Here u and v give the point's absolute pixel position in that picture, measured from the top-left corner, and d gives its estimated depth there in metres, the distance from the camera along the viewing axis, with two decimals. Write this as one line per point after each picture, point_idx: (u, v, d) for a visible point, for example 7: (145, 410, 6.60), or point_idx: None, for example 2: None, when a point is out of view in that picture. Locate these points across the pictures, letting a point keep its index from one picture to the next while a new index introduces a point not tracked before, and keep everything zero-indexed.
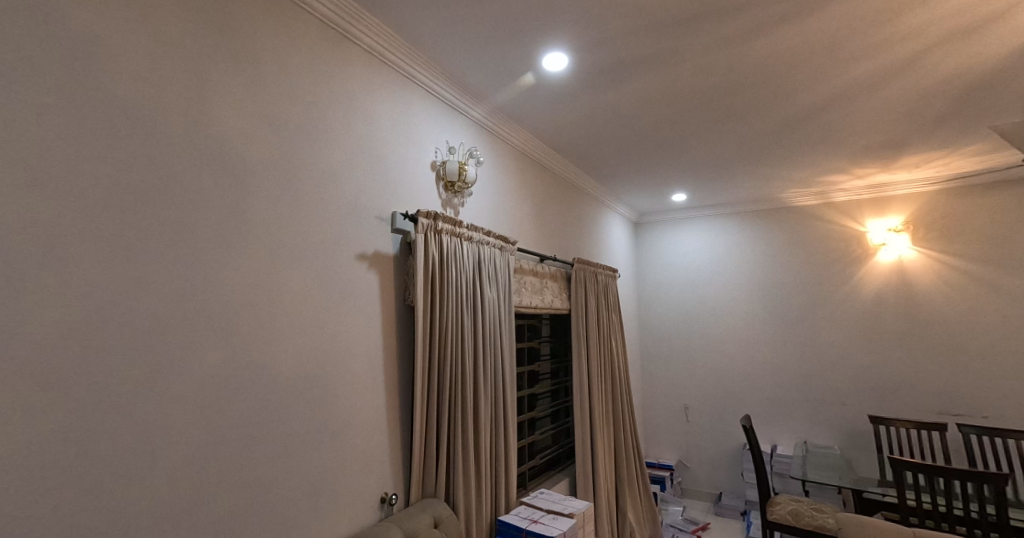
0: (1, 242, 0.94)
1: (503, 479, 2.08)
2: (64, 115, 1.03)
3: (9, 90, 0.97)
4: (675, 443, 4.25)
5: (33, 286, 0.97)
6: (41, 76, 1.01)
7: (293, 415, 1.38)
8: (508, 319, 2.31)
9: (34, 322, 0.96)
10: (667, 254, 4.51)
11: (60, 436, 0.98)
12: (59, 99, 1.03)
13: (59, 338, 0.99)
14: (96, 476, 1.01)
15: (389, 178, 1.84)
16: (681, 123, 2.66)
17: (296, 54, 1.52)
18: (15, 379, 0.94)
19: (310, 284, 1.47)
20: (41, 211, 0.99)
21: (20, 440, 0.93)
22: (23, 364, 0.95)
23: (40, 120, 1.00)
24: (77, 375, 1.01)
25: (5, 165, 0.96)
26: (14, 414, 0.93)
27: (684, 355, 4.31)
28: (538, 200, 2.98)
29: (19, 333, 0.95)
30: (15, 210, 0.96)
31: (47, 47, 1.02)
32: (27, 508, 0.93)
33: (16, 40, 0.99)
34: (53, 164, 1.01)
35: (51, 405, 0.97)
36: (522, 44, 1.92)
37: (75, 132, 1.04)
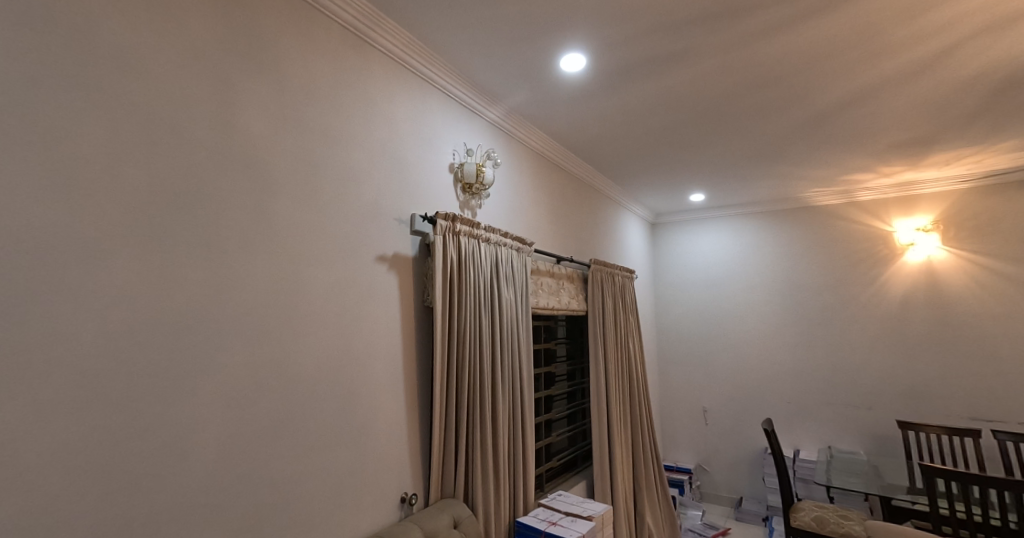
0: (42, 244, 0.97)
1: (520, 479, 2.09)
2: (100, 121, 1.06)
3: (50, 97, 1.00)
4: (693, 447, 4.20)
5: (71, 287, 1.00)
6: (79, 83, 1.04)
7: (315, 415, 1.40)
8: (525, 320, 2.32)
9: (73, 321, 1.00)
10: (684, 255, 4.46)
11: (98, 435, 1.01)
12: (96, 106, 1.06)
13: (96, 338, 1.02)
14: (130, 473, 1.04)
15: (408, 181, 1.86)
16: (700, 123, 2.63)
17: (319, 59, 1.55)
18: (55, 377, 0.97)
19: (331, 285, 1.50)
20: (79, 214, 1.02)
21: (60, 436, 0.96)
22: (62, 362, 0.98)
23: (78, 126, 1.03)
24: (113, 374, 1.04)
25: (46, 169, 0.99)
26: (54, 411, 0.96)
27: (703, 358, 4.26)
28: (555, 201, 2.98)
29: (58, 333, 0.98)
30: (55, 212, 0.99)
31: (84, 55, 1.05)
32: (66, 502, 0.96)
33: (57, 48, 1.02)
34: (91, 169, 1.04)
35: (88, 403, 1.00)
36: (541, 46, 1.93)
37: (110, 139, 1.07)
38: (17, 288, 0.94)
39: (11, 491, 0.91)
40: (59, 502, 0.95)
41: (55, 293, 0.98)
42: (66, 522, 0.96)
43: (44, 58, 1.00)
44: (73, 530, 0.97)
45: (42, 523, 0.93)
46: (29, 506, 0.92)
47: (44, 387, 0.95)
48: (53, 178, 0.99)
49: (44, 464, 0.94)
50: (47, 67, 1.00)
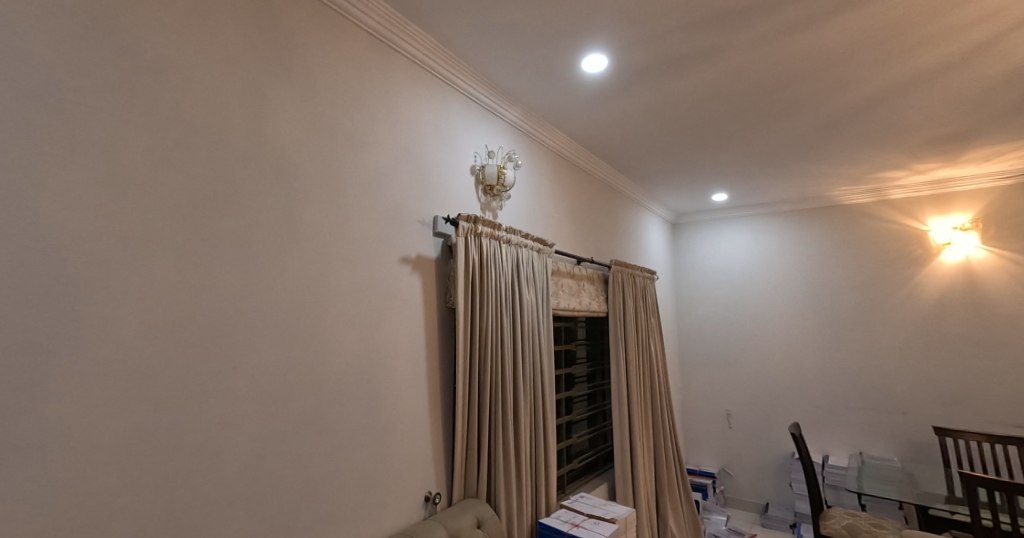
0: (91, 247, 1.01)
1: (542, 480, 2.09)
2: (144, 129, 1.10)
3: (98, 107, 1.04)
4: (716, 450, 4.13)
5: (117, 288, 1.04)
6: (123, 92, 1.08)
7: (342, 415, 1.43)
8: (546, 321, 2.32)
9: (117, 322, 1.03)
10: (706, 256, 4.40)
11: (142, 432, 1.04)
12: (138, 114, 1.10)
13: (138, 339, 1.06)
14: (171, 468, 1.08)
15: (431, 183, 1.88)
16: (724, 121, 2.60)
17: (345, 64, 1.58)
18: (101, 376, 1.00)
19: (357, 287, 1.52)
20: (123, 218, 1.06)
21: (106, 433, 1.00)
22: (108, 361, 1.01)
23: (123, 134, 1.07)
24: (154, 373, 1.07)
25: (92, 176, 1.02)
26: (100, 408, 1.00)
27: (726, 361, 4.19)
28: (575, 202, 2.97)
29: (105, 333, 1.01)
30: (101, 217, 1.03)
31: (128, 66, 1.09)
32: (111, 497, 1.00)
33: (102, 60, 1.06)
34: (134, 175, 1.08)
35: (131, 401, 1.04)
36: (565, 48, 1.93)
37: (152, 146, 1.11)
38: (66, 291, 0.98)
39: (60, 487, 0.94)
40: (104, 498, 0.99)
41: (101, 296, 1.02)
42: (110, 517, 0.99)
43: (91, 70, 1.04)
44: (117, 523, 1.00)
45: (88, 517, 0.97)
46: (76, 502, 0.96)
47: (90, 386, 0.99)
48: (98, 185, 1.03)
49: (89, 460, 0.98)
50: (92, 77, 1.04)
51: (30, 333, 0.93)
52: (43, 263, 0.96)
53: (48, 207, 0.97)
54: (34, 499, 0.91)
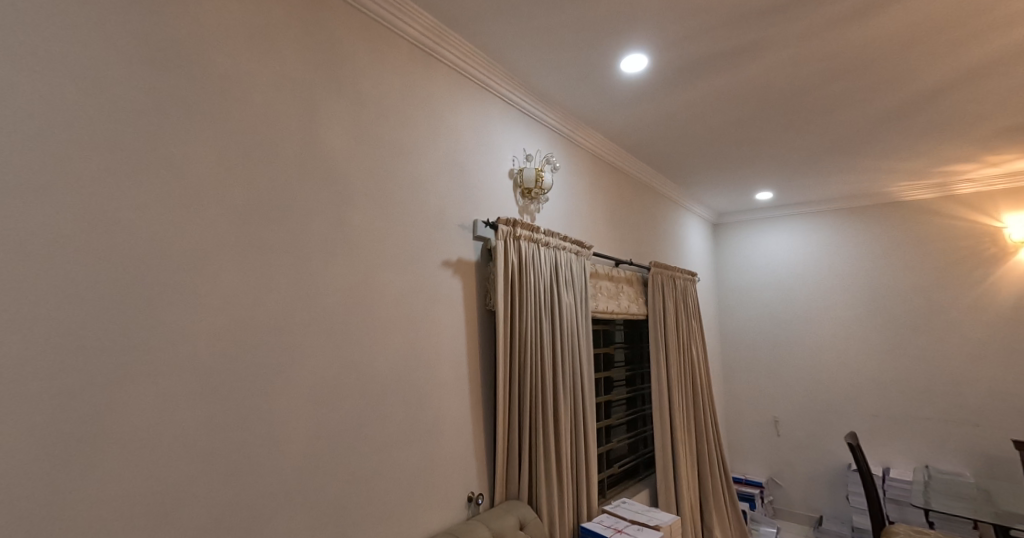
0: (167, 254, 1.08)
1: (583, 484, 2.07)
2: (210, 142, 1.17)
3: (172, 122, 1.11)
4: (764, 459, 3.98)
5: (189, 292, 1.10)
6: (193, 108, 1.15)
7: (389, 416, 1.46)
8: (586, 324, 2.30)
9: (190, 324, 1.10)
10: (750, 257, 4.25)
11: (210, 427, 1.10)
12: (207, 128, 1.16)
13: (207, 340, 1.12)
14: (235, 463, 1.13)
15: (471, 187, 1.91)
16: (772, 117, 2.50)
17: (389, 74, 1.63)
18: (176, 374, 1.07)
19: (401, 290, 1.56)
20: (194, 226, 1.12)
21: (180, 428, 1.06)
22: (181, 361, 1.08)
23: (194, 147, 1.14)
24: (221, 373, 1.13)
25: (168, 185, 1.09)
26: (174, 403, 1.06)
27: (773, 367, 4.03)
28: (613, 204, 2.94)
29: (179, 335, 1.08)
30: (173, 224, 1.09)
31: (199, 84, 1.16)
32: (184, 488, 1.05)
33: (176, 78, 1.13)
34: (203, 185, 1.15)
35: (201, 398, 1.10)
36: (607, 49, 1.92)
37: (218, 158, 1.18)
38: (145, 294, 1.04)
39: (139, 479, 1.00)
40: (172, 494, 1.04)
41: (175, 299, 1.08)
42: (178, 513, 1.04)
43: (165, 88, 1.11)
44: (190, 514, 1.06)
45: (158, 513, 1.02)
46: (147, 498, 1.01)
47: (162, 384, 1.04)
48: (172, 194, 1.10)
49: (166, 453, 1.04)
50: (165, 94, 1.11)
51: (114, 333, 1.00)
52: (125, 267, 1.02)
53: (121, 216, 1.02)
54: (111, 494, 0.97)
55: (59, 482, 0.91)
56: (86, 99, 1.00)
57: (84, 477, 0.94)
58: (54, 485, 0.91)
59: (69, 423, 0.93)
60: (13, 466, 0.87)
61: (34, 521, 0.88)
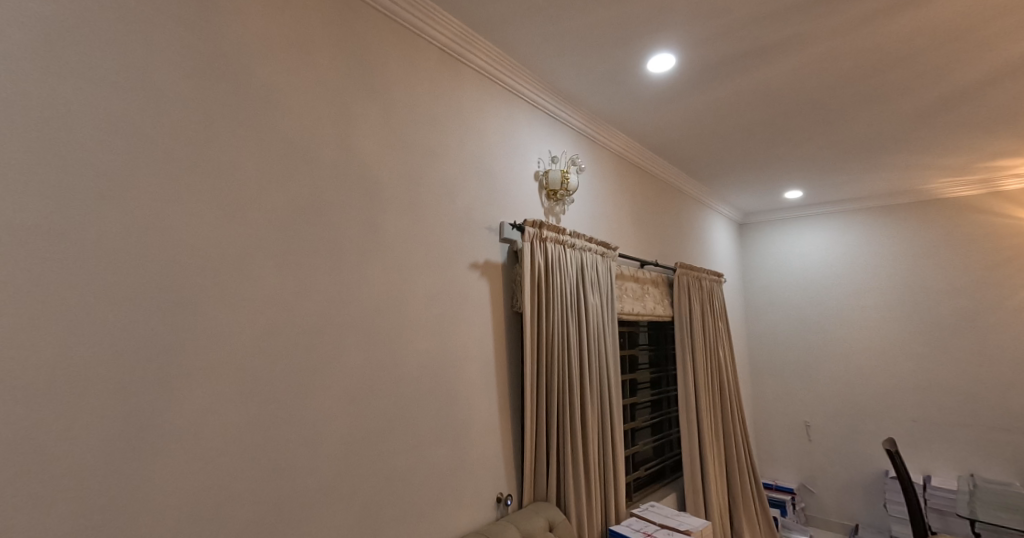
0: (215, 258, 1.12)
1: (611, 486, 2.07)
2: (254, 150, 1.21)
3: (221, 131, 1.16)
4: (795, 465, 3.88)
5: (235, 294, 1.14)
6: (238, 116, 1.19)
7: (420, 415, 1.49)
8: (612, 325, 2.30)
9: (236, 325, 1.14)
10: (779, 258, 4.16)
11: (256, 426, 1.14)
12: (250, 137, 1.21)
13: (251, 341, 1.16)
14: (279, 459, 1.17)
15: (497, 189, 1.93)
16: (805, 113, 2.44)
17: (419, 80, 1.66)
18: (224, 373, 1.11)
19: (431, 292, 1.59)
20: (240, 231, 1.17)
21: (229, 426, 1.10)
22: (230, 361, 1.12)
23: (240, 154, 1.18)
24: (264, 372, 1.17)
25: (216, 191, 1.14)
26: (223, 402, 1.10)
27: (804, 370, 3.93)
28: (638, 205, 2.92)
29: (227, 336, 1.12)
30: (221, 229, 1.14)
31: (244, 94, 1.21)
32: (234, 484, 1.09)
33: (223, 88, 1.17)
34: (247, 192, 1.19)
35: (246, 397, 1.14)
36: (634, 50, 1.91)
37: (261, 165, 1.22)
38: (198, 296, 1.08)
39: (194, 475, 1.04)
40: (219, 493, 1.07)
41: (224, 301, 1.12)
42: (223, 512, 1.07)
43: (213, 98, 1.15)
44: (238, 509, 1.09)
45: (206, 511, 1.05)
46: (196, 497, 1.04)
47: (212, 383, 1.09)
48: (221, 201, 1.14)
49: (216, 451, 1.08)
50: (212, 104, 1.15)
51: (170, 335, 1.04)
52: (179, 271, 1.06)
53: (170, 224, 1.06)
54: (169, 489, 1.01)
55: (123, 477, 0.96)
56: (145, 109, 1.05)
57: (136, 477, 0.97)
58: (111, 485, 0.94)
59: (124, 425, 0.97)
60: (73, 466, 0.91)
61: (93, 519, 0.92)
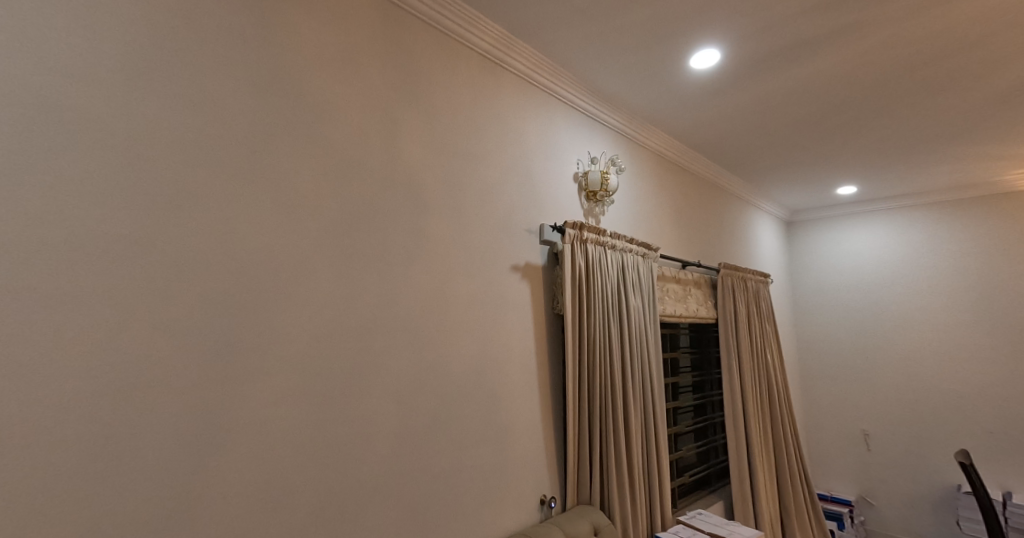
0: (275, 263, 1.17)
1: (657, 492, 2.03)
2: (308, 159, 1.26)
3: (279, 141, 1.21)
4: (853, 476, 3.69)
5: (291, 297, 1.19)
6: (292, 127, 1.24)
7: (465, 416, 1.51)
8: (655, 327, 2.26)
9: (294, 326, 1.18)
10: (831, 257, 3.96)
11: (313, 423, 1.19)
12: (305, 147, 1.26)
13: (308, 342, 1.20)
14: (334, 455, 1.21)
15: (537, 192, 1.93)
16: (862, 104, 2.32)
17: (460, 86, 1.68)
18: (285, 372, 1.16)
19: (473, 295, 1.61)
20: (296, 236, 1.21)
21: (289, 425, 1.14)
22: (289, 361, 1.17)
23: (296, 163, 1.24)
24: (320, 372, 1.22)
25: (275, 199, 1.19)
26: (283, 401, 1.14)
27: (860, 376, 3.73)
28: (679, 204, 2.85)
29: (285, 337, 1.17)
30: (280, 235, 1.19)
31: (298, 105, 1.26)
32: (293, 480, 1.13)
33: (281, 102, 1.23)
34: (302, 199, 1.24)
35: (304, 395, 1.18)
36: (675, 48, 1.88)
37: (315, 173, 1.27)
38: (259, 299, 1.13)
39: (258, 471, 1.08)
40: (275, 491, 1.10)
41: (282, 303, 1.17)
42: (280, 508, 1.11)
43: (271, 109, 1.21)
44: (297, 505, 1.13)
45: (263, 509, 1.08)
46: (257, 493, 1.07)
47: (275, 383, 1.13)
48: (278, 208, 1.19)
49: (277, 446, 1.12)
50: (271, 115, 1.20)
51: (237, 335, 1.09)
52: (243, 276, 1.11)
53: (234, 230, 1.11)
54: (235, 485, 1.04)
55: (196, 472, 1.00)
56: (215, 121, 1.11)
57: (201, 476, 1.00)
58: (179, 484, 0.98)
59: (190, 424, 1.00)
60: (143, 467, 0.94)
61: (162, 518, 0.95)
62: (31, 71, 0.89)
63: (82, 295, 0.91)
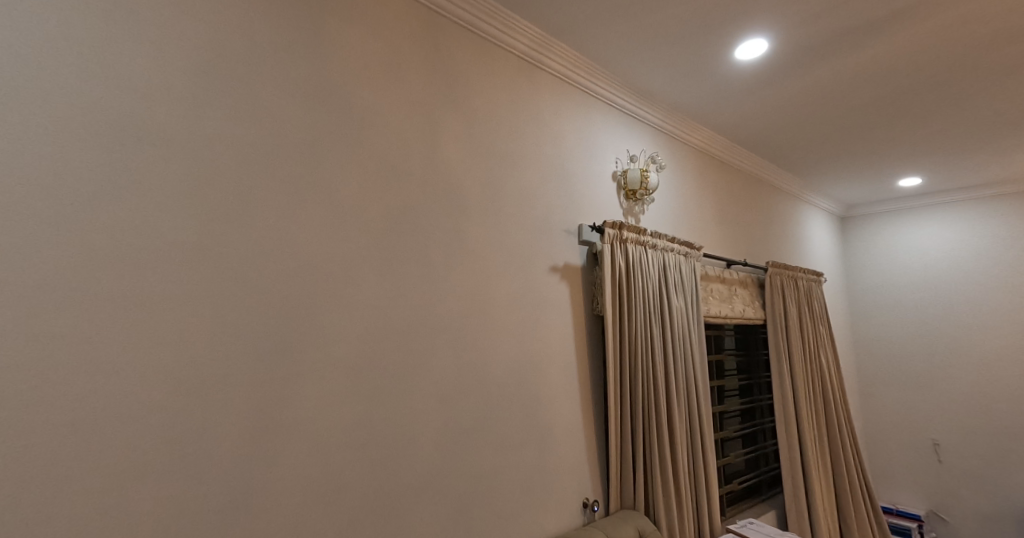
0: (323, 266, 1.21)
1: (704, 499, 1.96)
2: (352, 165, 1.30)
3: (325, 148, 1.26)
4: (921, 488, 3.45)
5: (338, 299, 1.23)
6: (338, 134, 1.29)
7: (506, 417, 1.52)
8: (699, 329, 2.19)
9: (340, 328, 1.22)
10: (890, 254, 3.74)
11: (359, 422, 1.22)
12: (350, 152, 1.30)
13: (355, 343, 1.24)
14: (380, 453, 1.24)
15: (576, 192, 1.92)
16: (922, 91, 2.19)
17: (499, 89, 1.70)
18: (334, 372, 1.19)
19: (512, 296, 1.61)
20: (342, 241, 1.25)
21: (337, 423, 1.18)
22: (336, 362, 1.20)
23: (341, 169, 1.28)
24: (366, 372, 1.25)
25: (323, 204, 1.23)
26: (331, 401, 1.18)
27: (926, 380, 3.50)
28: (724, 201, 2.76)
29: (333, 338, 1.20)
30: (325, 240, 1.23)
31: (343, 113, 1.30)
32: (341, 476, 1.17)
33: (327, 110, 1.27)
34: (347, 204, 1.28)
35: (351, 395, 1.21)
36: (718, 41, 1.84)
37: (359, 179, 1.31)
38: (307, 300, 1.17)
39: (309, 466, 1.12)
40: (324, 489, 1.14)
41: (329, 305, 1.21)
42: (330, 504, 1.14)
43: (317, 119, 1.25)
44: (345, 501, 1.16)
45: (314, 507, 1.11)
46: (308, 488, 1.11)
47: (324, 382, 1.17)
48: (325, 213, 1.23)
49: (326, 444, 1.16)
50: (317, 124, 1.25)
51: (290, 336, 1.14)
52: (292, 279, 1.16)
53: (284, 235, 1.16)
54: (286, 481, 1.08)
55: (252, 466, 1.04)
56: (267, 132, 1.16)
57: (256, 470, 1.05)
58: (237, 482, 1.02)
59: (246, 420, 1.05)
60: (205, 459, 0.99)
61: (222, 514, 0.99)
62: (106, 92, 0.97)
63: (153, 299, 0.97)
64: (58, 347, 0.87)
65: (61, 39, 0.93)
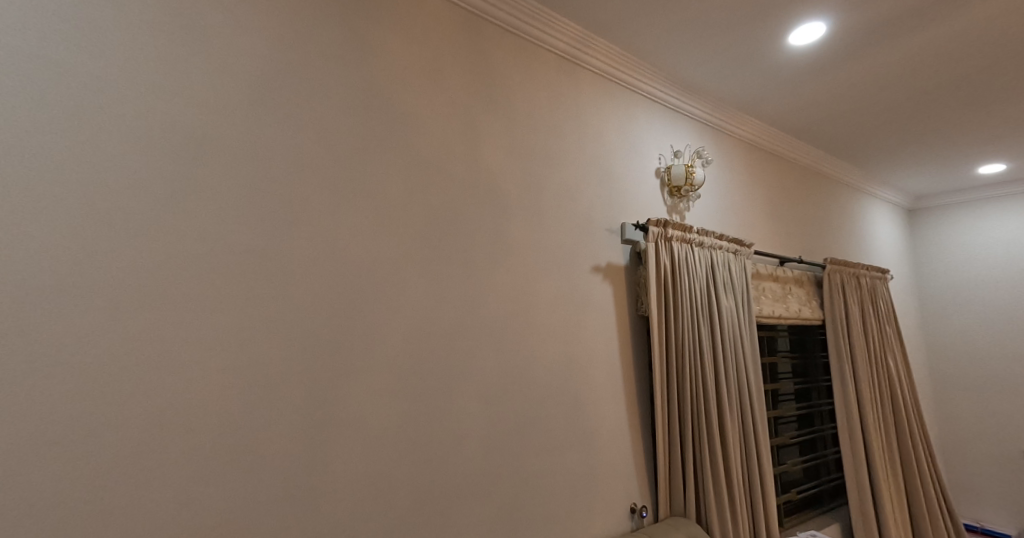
0: (367, 270, 1.23)
1: (760, 508, 1.87)
2: (393, 169, 1.32)
3: (368, 153, 1.28)
4: (1008, 503, 3.15)
5: (382, 302, 1.24)
6: (381, 139, 1.31)
7: (550, 419, 1.50)
8: (751, 329, 2.09)
9: (384, 330, 1.24)
10: (966, 248, 3.45)
11: (404, 423, 1.23)
12: (392, 157, 1.32)
13: (399, 345, 1.25)
14: (425, 453, 1.25)
15: (618, 190, 1.88)
16: (1002, 69, 2.01)
17: (538, 88, 1.68)
18: (379, 374, 1.21)
19: (554, 297, 1.59)
20: (384, 244, 1.27)
21: (382, 423, 1.20)
22: (381, 363, 1.22)
23: (383, 174, 1.30)
24: (409, 373, 1.26)
25: (366, 209, 1.26)
26: (376, 403, 1.20)
27: (1012, 384, 3.21)
28: (776, 195, 2.63)
29: (377, 340, 1.22)
30: (369, 244, 1.25)
31: (385, 118, 1.33)
32: (386, 475, 1.18)
33: (369, 116, 1.30)
34: (389, 207, 1.30)
35: (396, 396, 1.23)
36: (769, 28, 1.75)
37: (400, 183, 1.33)
38: (352, 304, 1.20)
39: (355, 465, 1.14)
40: (371, 489, 1.15)
41: (373, 308, 1.23)
42: (376, 503, 1.16)
43: (360, 125, 1.28)
44: (390, 500, 1.18)
45: (359, 506, 1.13)
46: (355, 487, 1.13)
47: (369, 384, 1.19)
48: (369, 217, 1.26)
49: (372, 444, 1.17)
50: (360, 130, 1.28)
51: (336, 337, 1.16)
52: (338, 283, 1.19)
53: (329, 240, 1.19)
54: (334, 478, 1.11)
55: (302, 463, 1.08)
56: (313, 139, 1.20)
57: (305, 467, 1.08)
58: (288, 478, 1.05)
59: (296, 419, 1.08)
60: (259, 455, 1.03)
61: (275, 510, 1.03)
62: (170, 105, 1.02)
63: (211, 302, 1.02)
64: (129, 347, 0.93)
65: (129, 55, 0.99)
